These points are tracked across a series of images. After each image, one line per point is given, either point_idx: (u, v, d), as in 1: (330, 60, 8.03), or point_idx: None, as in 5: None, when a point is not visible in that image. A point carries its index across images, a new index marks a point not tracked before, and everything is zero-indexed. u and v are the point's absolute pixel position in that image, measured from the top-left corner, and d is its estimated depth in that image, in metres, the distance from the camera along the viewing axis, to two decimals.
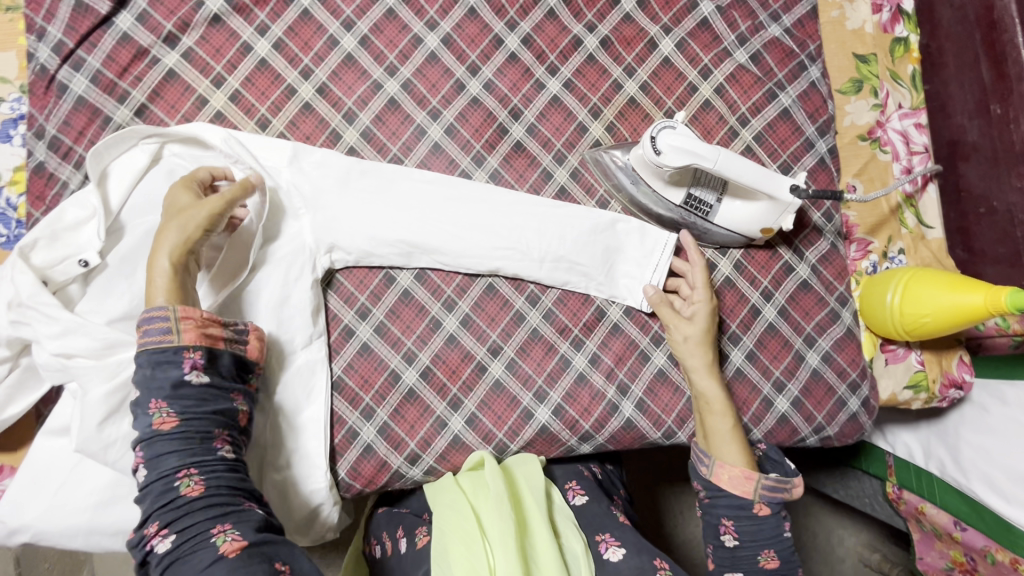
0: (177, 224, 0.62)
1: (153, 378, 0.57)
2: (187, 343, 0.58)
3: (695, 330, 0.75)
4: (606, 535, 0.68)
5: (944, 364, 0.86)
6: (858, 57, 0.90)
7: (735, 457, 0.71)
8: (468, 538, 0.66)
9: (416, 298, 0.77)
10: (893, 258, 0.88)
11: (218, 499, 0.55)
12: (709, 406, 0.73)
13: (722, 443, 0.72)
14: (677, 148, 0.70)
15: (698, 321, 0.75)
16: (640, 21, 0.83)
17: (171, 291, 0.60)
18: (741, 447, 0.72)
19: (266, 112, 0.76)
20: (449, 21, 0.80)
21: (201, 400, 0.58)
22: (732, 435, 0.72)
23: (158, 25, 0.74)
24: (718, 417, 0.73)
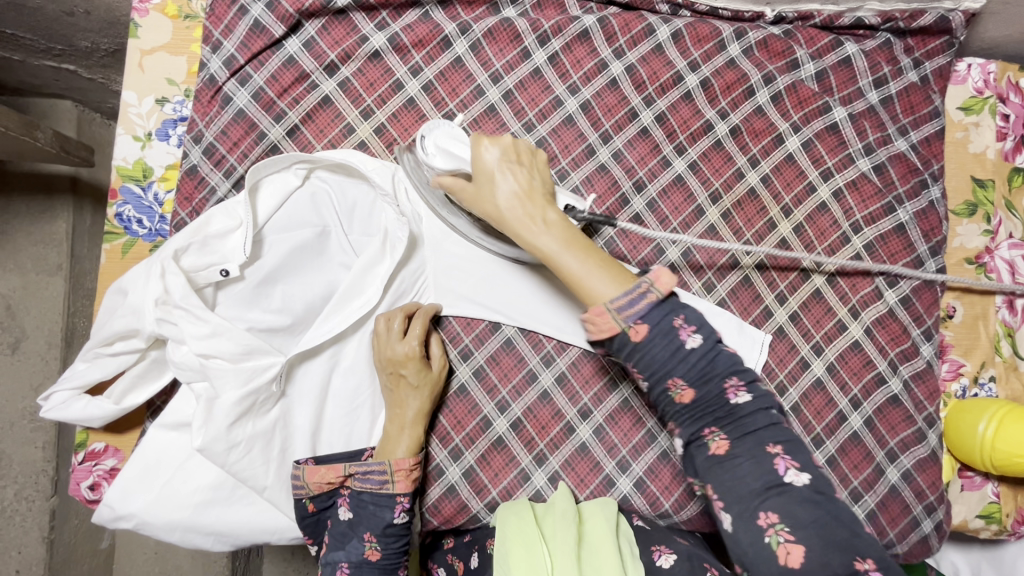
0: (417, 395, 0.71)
1: (372, 514, 0.66)
2: (398, 490, 0.66)
3: (498, 176, 0.60)
4: (660, 545, 0.69)
5: (1021, 500, 0.85)
6: (976, 181, 0.91)
7: (607, 283, 0.54)
8: (529, 542, 0.66)
9: (517, 348, 0.78)
10: (983, 384, 0.87)
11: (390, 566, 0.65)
12: (536, 244, 0.58)
13: (582, 275, 0.55)
14: (442, 152, 0.62)
15: (505, 171, 0.60)
16: (771, 115, 0.85)
17: (409, 444, 0.69)
18: (609, 271, 0.55)
19: (407, 149, 0.80)
20: (590, 88, 0.83)
21: (401, 536, 0.67)
22: (575, 255, 0.56)
23: (323, 54, 0.78)
24: (545, 247, 0.57)
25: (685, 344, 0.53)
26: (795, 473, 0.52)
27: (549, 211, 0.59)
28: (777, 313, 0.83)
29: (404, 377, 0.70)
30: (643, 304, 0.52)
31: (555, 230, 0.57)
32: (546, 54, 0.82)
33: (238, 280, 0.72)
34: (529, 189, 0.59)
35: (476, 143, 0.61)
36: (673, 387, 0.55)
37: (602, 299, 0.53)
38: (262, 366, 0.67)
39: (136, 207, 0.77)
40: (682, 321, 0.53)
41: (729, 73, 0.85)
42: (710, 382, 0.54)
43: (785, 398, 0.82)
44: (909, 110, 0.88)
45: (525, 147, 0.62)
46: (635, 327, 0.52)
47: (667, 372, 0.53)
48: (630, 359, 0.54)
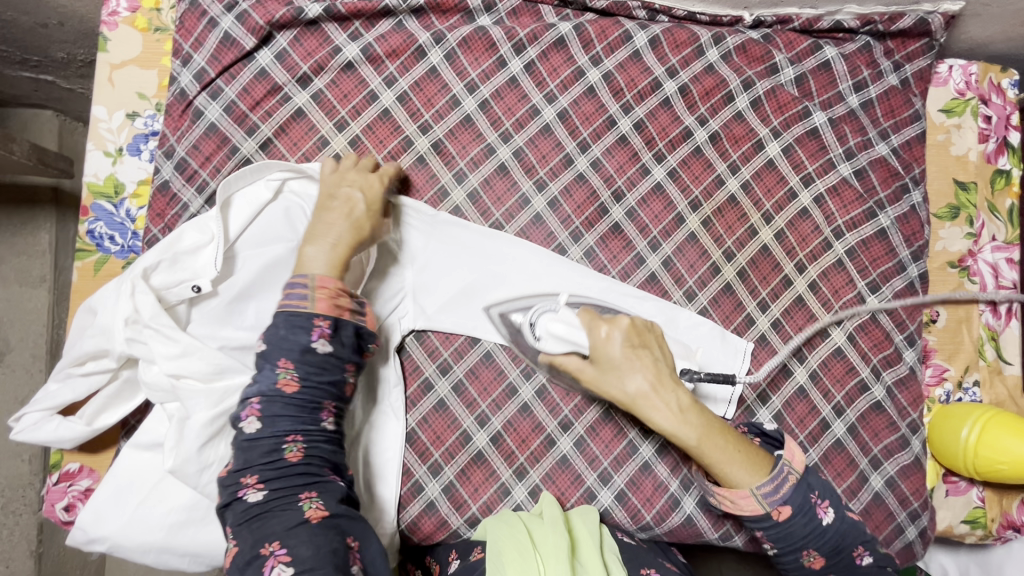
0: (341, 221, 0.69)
1: (285, 339, 0.61)
2: (318, 311, 0.62)
3: (625, 365, 0.66)
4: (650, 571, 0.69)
5: (1005, 504, 0.85)
6: (958, 183, 0.90)
7: (747, 473, 0.63)
8: (522, 551, 0.64)
9: (496, 361, 0.78)
10: (967, 388, 0.87)
11: (311, 472, 0.58)
12: (677, 433, 0.65)
13: (724, 465, 0.63)
14: (555, 337, 0.69)
15: (633, 361, 0.67)
16: (751, 121, 0.84)
17: (329, 263, 0.66)
18: (745, 459, 0.63)
19: (382, 160, 0.79)
20: (567, 96, 0.82)
21: (322, 367, 0.61)
22: (728, 447, 0.63)
23: (295, 66, 0.77)
24: (688, 439, 0.64)
25: (822, 520, 0.62)
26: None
27: (681, 395, 0.66)
28: (759, 321, 0.83)
29: (357, 196, 0.71)
30: (787, 488, 0.62)
31: (691, 419, 0.64)
32: (522, 62, 0.81)
33: (210, 297, 0.72)
34: (659, 374, 0.66)
35: (601, 330, 0.68)
36: (807, 554, 0.63)
37: (748, 487, 0.62)
38: (234, 386, 0.66)
39: (108, 224, 0.76)
40: (816, 497, 0.63)
41: (707, 79, 0.84)
42: (843, 552, 0.63)
43: (767, 407, 0.82)
44: (890, 113, 0.87)
45: (642, 326, 0.69)
46: (778, 510, 0.62)
47: (802, 545, 0.63)
48: (763, 527, 0.63)
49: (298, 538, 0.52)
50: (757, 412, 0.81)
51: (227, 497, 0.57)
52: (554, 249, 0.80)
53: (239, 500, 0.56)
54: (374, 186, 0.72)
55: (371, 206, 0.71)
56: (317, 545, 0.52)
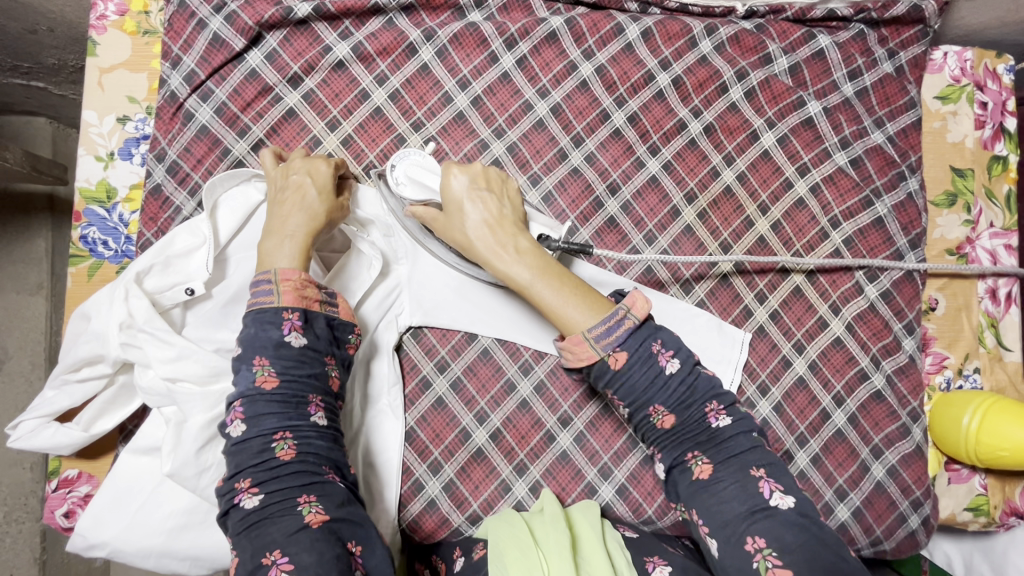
0: (299, 210, 0.67)
1: (256, 338, 0.59)
2: (284, 304, 0.61)
3: (466, 204, 0.65)
4: (652, 557, 0.67)
5: (1008, 491, 0.85)
6: (955, 170, 0.90)
7: (580, 312, 0.57)
8: (523, 548, 0.63)
9: (494, 358, 0.78)
10: (967, 376, 0.87)
11: (305, 470, 0.56)
12: (509, 271, 0.61)
13: (555, 305, 0.58)
14: (410, 183, 0.70)
15: (475, 201, 0.65)
16: (745, 111, 0.84)
17: (291, 255, 0.64)
18: (583, 301, 0.58)
19: (375, 159, 0.78)
20: (560, 90, 0.81)
21: (299, 360, 0.60)
22: (559, 282, 0.59)
23: (285, 66, 0.76)
24: (518, 276, 0.61)
25: (664, 370, 0.56)
26: (779, 497, 0.53)
27: (519, 240, 0.63)
28: (757, 312, 0.83)
29: (307, 182, 0.69)
30: (621, 330, 0.55)
31: (526, 260, 0.61)
32: (514, 57, 0.81)
33: (204, 299, 0.71)
34: (498, 218, 0.64)
35: (448, 173, 0.67)
36: (656, 414, 0.57)
37: (581, 325, 0.57)
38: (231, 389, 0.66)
39: (101, 229, 0.75)
40: (658, 348, 0.56)
41: (701, 71, 0.83)
42: (692, 407, 0.56)
43: (767, 398, 0.81)
44: (885, 101, 0.86)
45: (494, 177, 0.69)
46: (613, 356, 0.55)
47: (645, 399, 0.56)
48: (611, 387, 0.57)
49: (300, 545, 0.51)
50: (756, 403, 0.81)
51: (224, 505, 0.55)
52: None
53: (236, 507, 0.54)
54: (321, 169, 0.70)
55: (322, 189, 0.69)
56: (319, 551, 0.51)
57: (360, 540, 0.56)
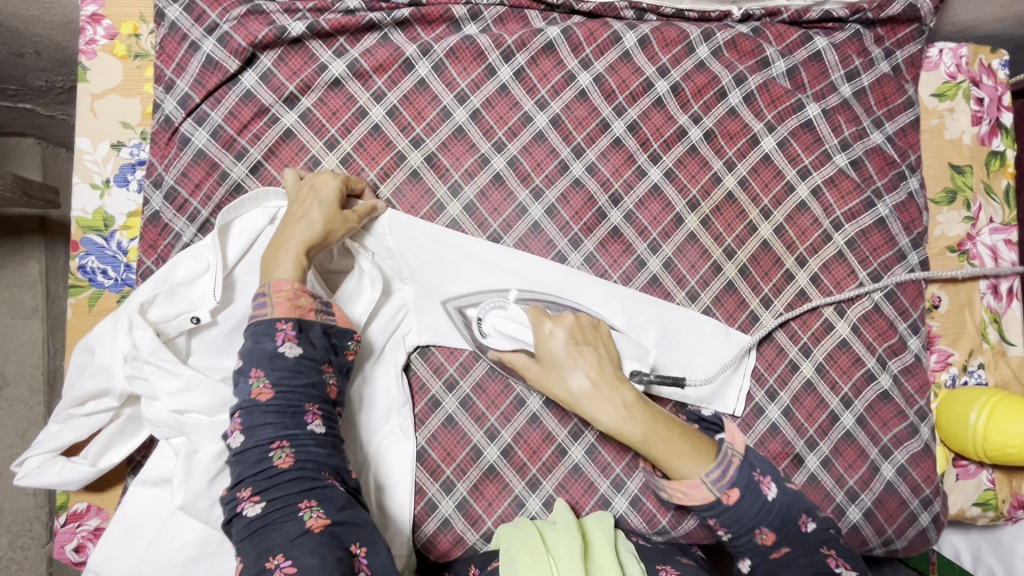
0: (301, 224, 0.67)
1: (253, 350, 0.60)
2: (279, 315, 0.62)
3: (566, 362, 0.68)
4: (666, 566, 0.68)
5: (1016, 485, 0.86)
6: (954, 167, 0.90)
7: (692, 461, 0.63)
8: (533, 553, 0.64)
9: (503, 373, 0.77)
10: (972, 372, 0.87)
11: (305, 477, 0.57)
12: (623, 431, 0.66)
13: (669, 456, 0.64)
14: (501, 333, 0.72)
15: (575, 356, 0.69)
16: (745, 116, 0.84)
17: (291, 267, 0.65)
18: (693, 451, 0.64)
19: (375, 177, 0.77)
20: (559, 101, 0.81)
21: (294, 371, 0.60)
22: (671, 434, 0.65)
23: (281, 86, 0.75)
24: (634, 435, 0.65)
25: (767, 496, 0.61)
26: (846, 569, 0.58)
27: (624, 393, 0.67)
28: (763, 317, 0.83)
29: (310, 194, 0.69)
30: (732, 471, 0.62)
31: (636, 416, 0.66)
32: (512, 69, 0.80)
33: (210, 327, 0.70)
34: (601, 372, 0.68)
35: (544, 326, 0.70)
36: (758, 533, 0.61)
37: (695, 472, 0.63)
38: None
39: (100, 258, 0.74)
40: (758, 474, 0.62)
41: (699, 77, 0.83)
42: (790, 522, 0.61)
43: (775, 403, 0.81)
44: (883, 101, 0.87)
45: (587, 325, 0.72)
46: (727, 494, 0.61)
47: (753, 523, 0.61)
48: (715, 514, 0.62)
49: (302, 548, 0.52)
50: (765, 408, 0.81)
51: (228, 513, 0.56)
52: (554, 256, 0.80)
53: (239, 515, 0.55)
54: (328, 183, 0.70)
55: (326, 202, 0.69)
56: (321, 554, 0.52)
57: (363, 541, 0.56)
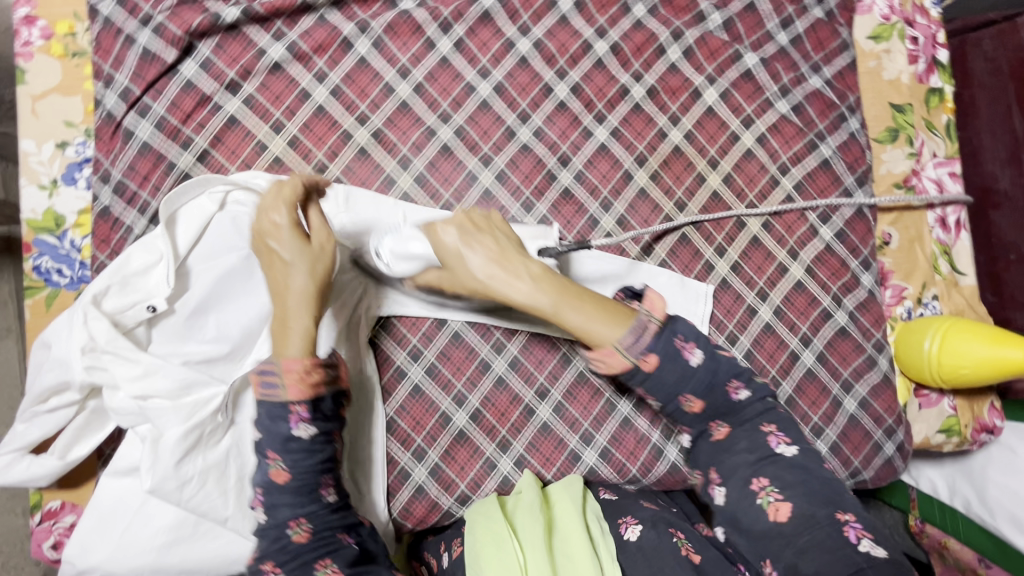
0: (299, 284, 0.64)
1: (267, 430, 0.60)
2: (291, 398, 0.60)
3: (464, 251, 0.64)
4: (626, 517, 0.68)
5: (976, 410, 0.88)
6: (894, 107, 0.92)
7: (609, 327, 0.60)
8: (498, 540, 0.66)
9: (466, 340, 0.78)
10: (927, 304, 0.89)
11: (323, 542, 0.59)
12: (533, 304, 0.62)
13: (586, 327, 0.60)
14: (399, 257, 0.69)
15: (467, 245, 0.64)
16: (685, 71, 0.85)
17: (300, 338, 0.62)
18: (608, 316, 0.60)
19: (323, 157, 0.78)
20: (500, 69, 0.82)
21: (309, 452, 0.60)
22: (590, 305, 0.61)
23: (221, 73, 0.76)
24: (544, 305, 0.61)
25: (691, 362, 0.59)
26: (784, 445, 0.57)
27: (530, 264, 0.63)
28: (719, 265, 0.84)
29: (278, 258, 0.65)
30: (647, 338, 0.59)
31: (544, 286, 0.62)
32: (451, 41, 0.81)
33: (168, 314, 0.71)
34: (501, 252, 0.63)
35: (430, 225, 0.65)
36: (684, 401, 0.60)
37: (615, 338, 0.59)
38: (205, 398, 0.67)
39: (54, 258, 0.74)
40: (681, 339, 0.60)
41: (637, 35, 0.84)
42: (716, 390, 0.60)
43: (736, 347, 0.83)
44: (819, 46, 0.89)
45: (476, 214, 0.67)
46: (644, 359, 0.59)
47: (676, 389, 0.59)
48: (642, 382, 0.60)
49: None
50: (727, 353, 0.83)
51: None
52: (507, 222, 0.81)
53: None
54: (282, 222, 0.65)
55: (303, 251, 0.65)
56: None
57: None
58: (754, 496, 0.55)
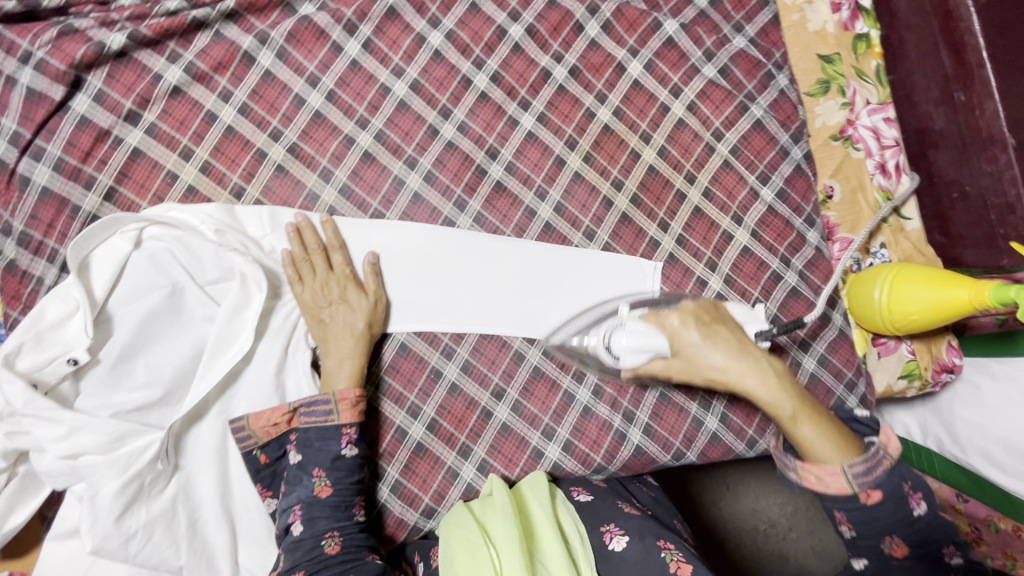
0: (354, 317, 0.71)
1: (318, 450, 0.67)
2: (345, 421, 0.68)
3: (706, 347, 0.66)
4: (611, 526, 0.67)
5: (934, 351, 0.89)
6: (823, 59, 0.89)
7: (836, 449, 0.59)
8: (473, 550, 0.64)
9: (414, 350, 0.76)
10: (875, 253, 0.89)
11: (350, 557, 0.64)
12: (769, 402, 0.63)
13: (814, 441, 0.60)
14: (631, 349, 0.69)
15: (717, 342, 0.66)
16: (606, 46, 0.83)
17: (351, 373, 0.70)
18: (846, 446, 0.59)
19: (239, 180, 0.75)
20: (415, 66, 0.79)
21: (352, 470, 0.68)
22: (826, 420, 0.61)
23: (117, 104, 0.72)
24: (783, 409, 0.62)
25: (914, 511, 0.57)
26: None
27: (773, 363, 0.65)
28: (664, 241, 0.83)
29: (341, 308, 0.71)
30: (880, 471, 0.57)
31: (784, 386, 0.63)
32: (359, 43, 0.77)
33: (93, 365, 0.68)
34: (741, 348, 0.66)
35: (670, 322, 0.68)
36: (887, 542, 0.58)
37: (841, 460, 0.58)
38: (138, 449, 0.64)
39: None
40: (909, 487, 0.57)
41: (552, 14, 0.82)
42: (929, 543, 0.57)
43: None
44: (738, 5, 0.88)
45: (711, 310, 0.70)
46: (868, 493, 0.56)
47: (887, 529, 0.57)
48: (848, 508, 0.58)
49: None
50: None
51: None
52: (441, 224, 0.78)
53: None
54: (337, 261, 0.73)
55: (361, 289, 0.72)
56: None
57: None
58: None
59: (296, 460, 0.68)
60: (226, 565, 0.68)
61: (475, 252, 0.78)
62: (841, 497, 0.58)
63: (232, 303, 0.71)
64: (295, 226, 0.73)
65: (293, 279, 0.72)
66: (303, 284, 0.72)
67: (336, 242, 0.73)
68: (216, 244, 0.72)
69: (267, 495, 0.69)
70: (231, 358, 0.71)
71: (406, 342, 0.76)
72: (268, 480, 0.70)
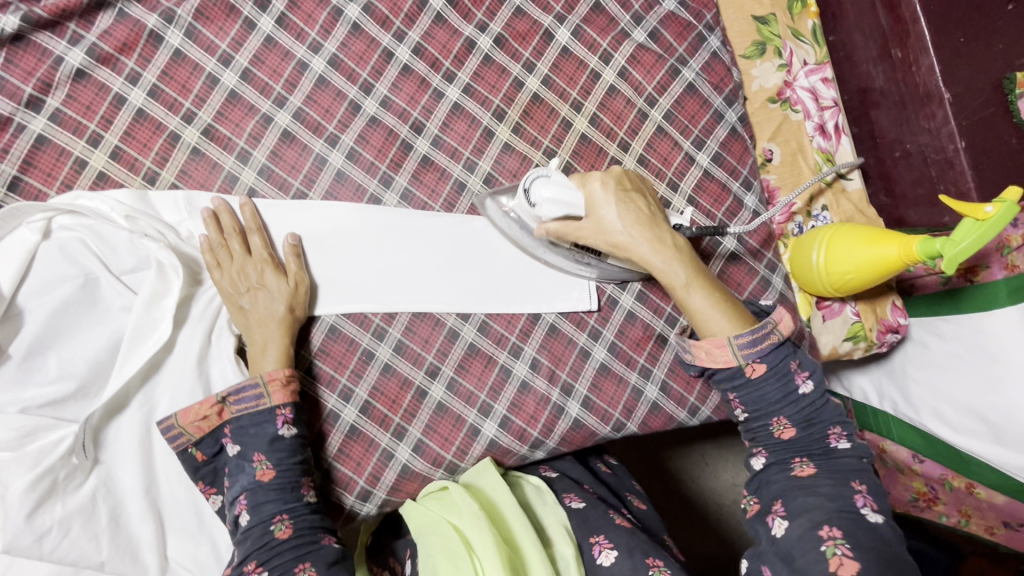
0: (275, 301, 0.69)
1: (253, 435, 0.65)
2: (277, 403, 0.66)
3: (617, 213, 0.67)
4: (599, 537, 0.66)
5: (879, 311, 0.88)
6: (758, 20, 0.88)
7: (725, 320, 0.66)
8: (455, 560, 0.63)
9: (344, 332, 0.74)
10: (818, 216, 0.88)
11: (304, 541, 0.62)
12: (665, 271, 0.68)
13: (703, 312, 0.67)
14: (551, 199, 0.65)
15: (628, 210, 0.68)
16: (532, 13, 0.81)
17: (277, 357, 0.68)
18: (729, 313, 0.67)
19: (152, 164, 0.72)
20: (332, 40, 0.76)
21: (293, 451, 0.66)
22: (718, 293, 0.68)
23: (17, 91, 0.69)
24: (676, 278, 0.67)
25: (800, 388, 0.65)
26: (872, 510, 0.57)
27: (674, 236, 0.69)
28: None
29: (260, 292, 0.69)
30: (766, 345, 0.65)
31: (681, 258, 0.68)
32: (272, 18, 0.74)
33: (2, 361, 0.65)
34: (649, 219, 0.68)
35: (589, 185, 0.68)
36: (776, 424, 0.65)
37: (730, 333, 0.66)
38: (50, 443, 0.64)
39: None
40: (797, 367, 0.66)
41: None
42: (818, 425, 0.64)
43: (627, 291, 0.81)
44: None
45: (630, 180, 0.70)
46: (754, 365, 0.65)
47: (771, 409, 0.65)
48: (738, 388, 0.66)
49: None
50: (618, 298, 0.80)
51: None
52: (367, 202, 0.76)
53: None
54: (256, 243, 0.71)
55: (280, 272, 0.70)
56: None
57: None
58: (819, 542, 0.55)
59: (234, 451, 0.65)
60: (152, 559, 0.67)
61: (403, 229, 0.76)
62: (730, 373, 0.67)
63: (149, 291, 0.69)
64: (214, 208, 0.71)
65: (212, 266, 0.70)
66: (221, 270, 0.70)
67: (254, 224, 0.71)
68: (129, 231, 0.69)
69: (212, 492, 0.67)
70: (150, 349, 0.69)
71: (335, 324, 0.74)
72: (210, 477, 0.67)
